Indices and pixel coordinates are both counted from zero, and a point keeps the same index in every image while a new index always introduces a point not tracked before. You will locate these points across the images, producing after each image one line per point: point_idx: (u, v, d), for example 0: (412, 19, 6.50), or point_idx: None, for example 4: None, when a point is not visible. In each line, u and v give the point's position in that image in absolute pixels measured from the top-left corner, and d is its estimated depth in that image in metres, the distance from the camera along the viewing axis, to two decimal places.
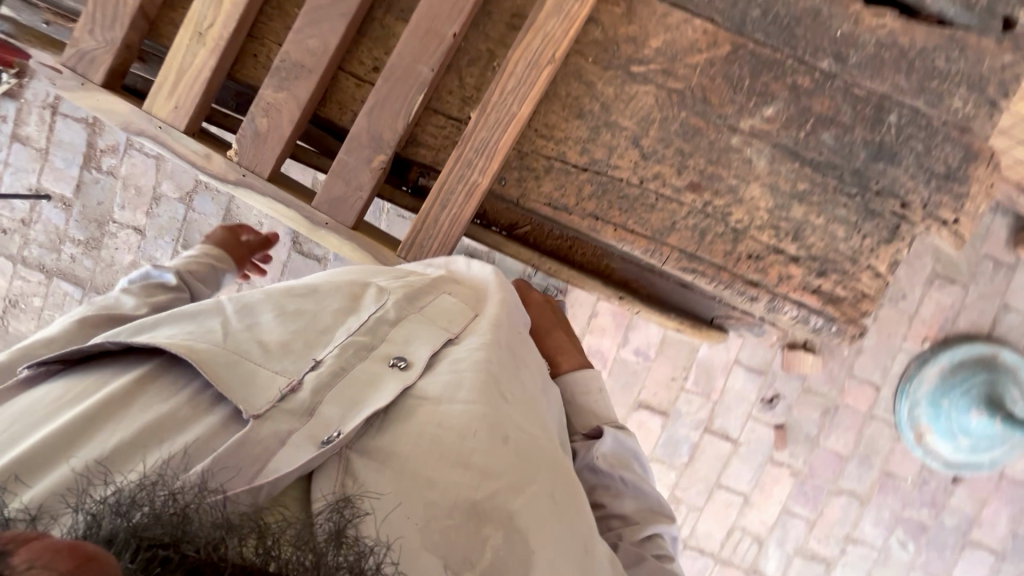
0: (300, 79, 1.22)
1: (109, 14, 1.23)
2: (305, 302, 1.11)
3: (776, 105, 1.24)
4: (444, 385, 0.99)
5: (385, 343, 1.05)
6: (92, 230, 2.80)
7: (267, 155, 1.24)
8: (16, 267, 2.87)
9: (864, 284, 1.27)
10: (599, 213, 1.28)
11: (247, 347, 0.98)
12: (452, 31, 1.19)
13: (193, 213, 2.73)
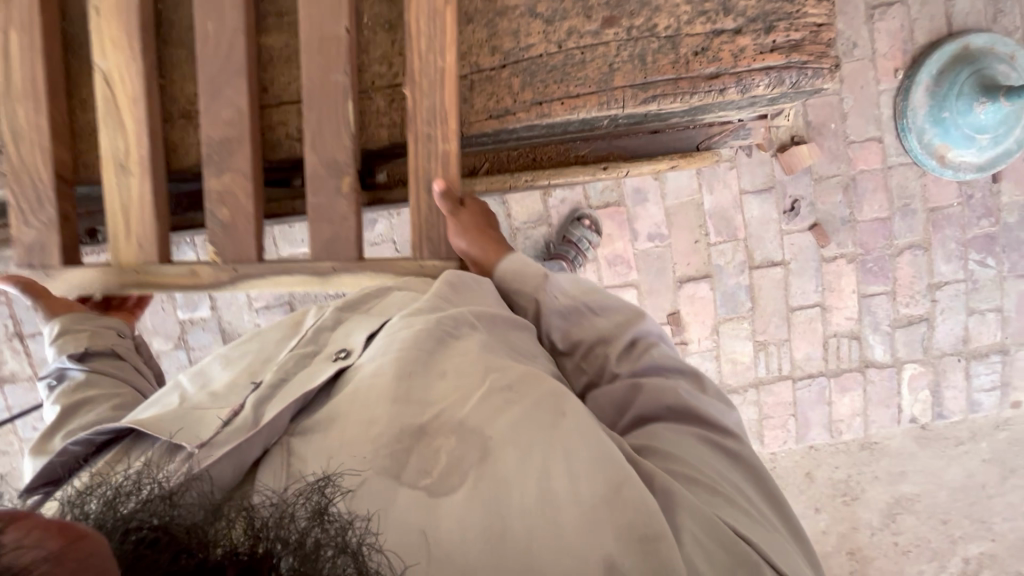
0: (234, 153, 1.41)
1: (33, 197, 1.50)
2: (250, 346, 1.19)
3: None
4: (378, 350, 1.07)
5: (327, 344, 1.14)
6: None
7: (245, 236, 1.44)
8: None
9: (812, 15, 1.23)
10: (540, 96, 1.26)
11: (200, 399, 1.04)
12: (342, 28, 1.34)
13: (194, 351, 2.70)
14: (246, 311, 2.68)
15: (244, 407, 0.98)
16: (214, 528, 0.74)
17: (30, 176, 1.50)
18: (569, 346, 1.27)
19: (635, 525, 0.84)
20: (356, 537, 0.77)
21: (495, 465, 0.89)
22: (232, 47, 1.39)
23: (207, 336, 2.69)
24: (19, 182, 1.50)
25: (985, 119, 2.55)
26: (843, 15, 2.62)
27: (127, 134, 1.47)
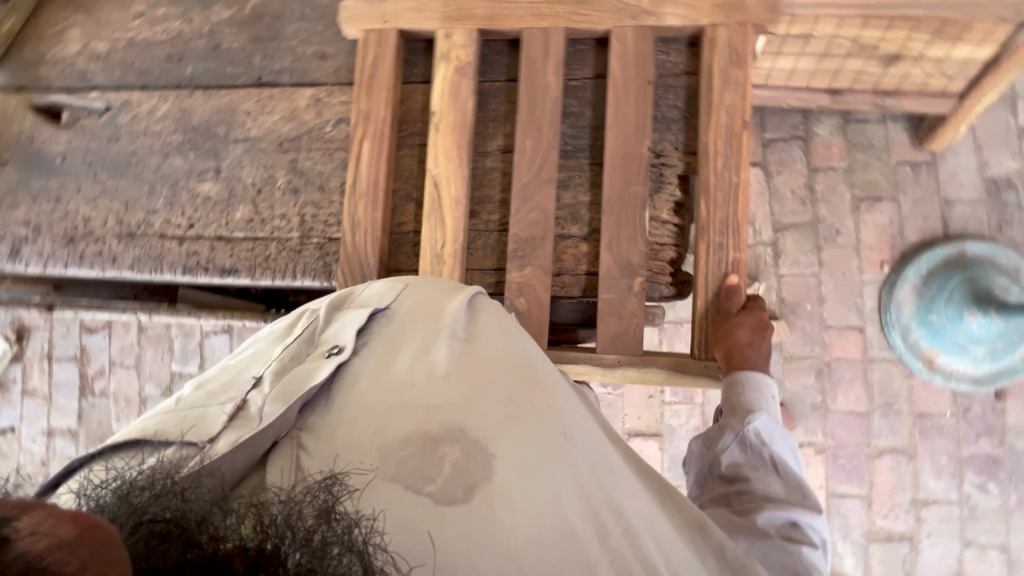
0: (537, 250, 1.31)
1: (358, 275, 1.37)
2: (250, 347, 1.01)
3: (585, 77, 1.40)
4: (377, 339, 0.92)
5: (323, 337, 0.94)
6: None
7: (539, 328, 1.29)
8: None
9: (727, 175, 1.28)
10: (502, 227, 1.39)
11: (196, 399, 0.86)
12: (644, 147, 1.30)
13: None
14: None
15: (254, 400, 0.81)
16: (238, 522, 0.56)
17: (360, 259, 1.37)
18: (735, 475, 1.10)
19: (627, 567, 0.75)
20: (362, 535, 0.61)
21: (500, 482, 0.75)
22: (547, 162, 1.32)
23: None
24: (347, 265, 1.37)
25: (979, 331, 2.33)
26: (826, 202, 2.62)
27: (446, 230, 1.35)
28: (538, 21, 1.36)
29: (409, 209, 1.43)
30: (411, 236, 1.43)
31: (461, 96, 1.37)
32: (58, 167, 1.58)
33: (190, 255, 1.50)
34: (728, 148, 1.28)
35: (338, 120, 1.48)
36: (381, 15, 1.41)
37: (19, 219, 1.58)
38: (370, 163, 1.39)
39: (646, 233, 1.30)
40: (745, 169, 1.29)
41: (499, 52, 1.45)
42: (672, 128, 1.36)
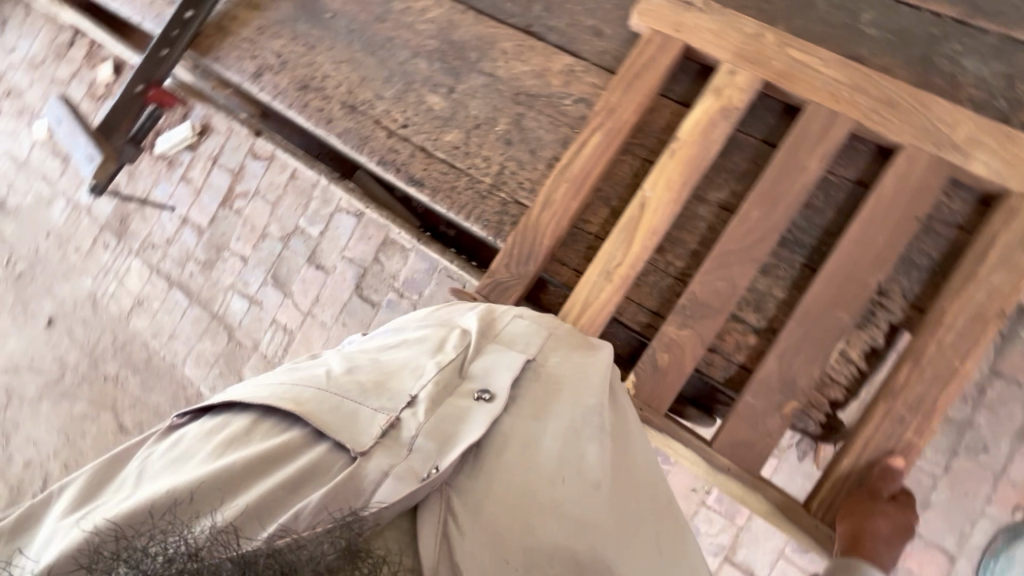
0: (707, 318, 1.23)
1: (526, 248, 1.35)
2: (399, 349, 1.19)
3: (847, 177, 1.27)
4: (525, 425, 1.07)
5: (468, 381, 1.11)
6: (211, 253, 3.40)
7: (667, 391, 1.23)
8: (151, 274, 3.50)
9: (950, 355, 1.12)
10: (681, 276, 1.32)
11: (348, 389, 1.05)
12: (875, 279, 1.17)
13: (286, 251, 3.26)
14: (336, 253, 3.15)
15: (406, 423, 1.01)
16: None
17: (535, 235, 1.35)
18: None
19: None
20: None
21: None
22: (764, 242, 1.22)
23: (301, 249, 3.23)
24: (522, 234, 1.36)
25: None
26: None
27: (628, 252, 1.29)
28: (831, 101, 1.24)
29: (601, 212, 1.39)
30: (590, 237, 1.38)
31: (713, 135, 1.29)
32: (325, 22, 1.70)
33: (390, 152, 1.57)
34: (967, 328, 1.12)
35: (580, 98, 1.45)
36: (677, 22, 1.35)
37: (275, 49, 1.73)
38: (591, 154, 1.35)
39: (827, 365, 1.18)
40: (975, 359, 1.12)
41: (770, 110, 1.34)
42: (910, 275, 1.21)
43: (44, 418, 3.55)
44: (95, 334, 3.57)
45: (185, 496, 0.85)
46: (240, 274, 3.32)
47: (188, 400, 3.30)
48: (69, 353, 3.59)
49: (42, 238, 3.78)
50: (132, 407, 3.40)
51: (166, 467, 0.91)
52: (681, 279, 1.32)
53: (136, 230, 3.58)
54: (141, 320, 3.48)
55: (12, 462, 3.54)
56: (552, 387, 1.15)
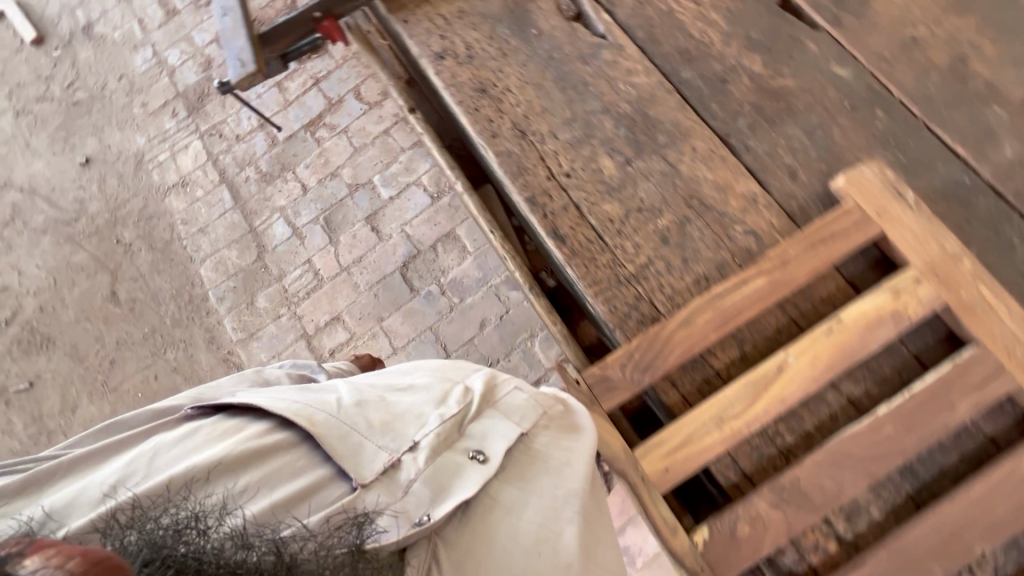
0: (801, 510, 1.18)
1: (647, 359, 1.29)
2: (405, 393, 1.35)
3: (983, 428, 1.24)
4: (507, 489, 1.21)
5: (465, 437, 1.26)
6: (274, 168, 3.29)
7: (735, 564, 1.17)
8: (207, 161, 3.37)
9: None
10: (786, 452, 1.27)
11: (359, 424, 1.25)
12: (979, 547, 1.13)
13: (349, 200, 3.17)
14: (397, 223, 3.08)
15: (409, 467, 1.20)
16: (241, 556, 0.88)
17: (661, 349, 1.29)
18: None
19: None
20: None
21: None
22: (887, 461, 1.18)
23: (364, 204, 3.14)
24: (646, 343, 1.30)
25: None
26: None
27: (748, 409, 1.24)
28: (1003, 354, 1.21)
29: (729, 352, 1.33)
30: (709, 373, 1.33)
31: (876, 332, 1.25)
32: (527, 37, 1.64)
33: (543, 196, 1.49)
34: None
35: (751, 229, 1.41)
36: (881, 207, 1.31)
37: (466, 39, 1.65)
38: (745, 297, 1.30)
39: None
40: None
41: (933, 328, 1.31)
42: (1009, 552, 1.18)
43: (38, 252, 3.37)
44: (125, 193, 3.41)
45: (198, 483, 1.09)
46: (294, 200, 3.21)
47: (190, 299, 3.16)
48: (91, 201, 3.43)
49: (115, 78, 3.64)
50: (132, 281, 3.25)
51: (180, 457, 1.16)
52: (785, 454, 1.27)
53: (210, 112, 3.44)
54: (177, 200, 3.34)
55: None
56: (534, 458, 1.26)
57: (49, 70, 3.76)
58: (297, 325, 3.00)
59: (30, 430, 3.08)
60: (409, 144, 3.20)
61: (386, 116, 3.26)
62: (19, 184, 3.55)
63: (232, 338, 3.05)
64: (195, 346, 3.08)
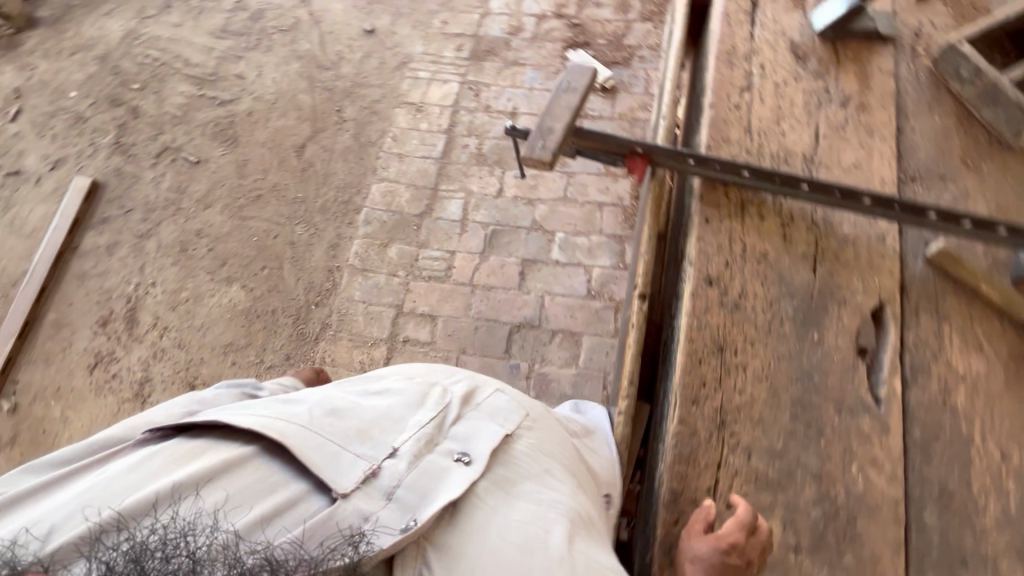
0: None
1: None
2: (376, 396, 1.27)
3: None
4: (497, 503, 1.14)
5: (446, 438, 1.21)
6: (491, 156, 3.28)
7: None
8: (449, 106, 3.42)
9: None
10: None
11: (328, 430, 1.14)
12: None
13: (523, 233, 3.09)
14: (542, 287, 2.97)
15: (384, 474, 1.12)
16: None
17: None
18: None
19: None
20: None
21: None
22: None
23: (531, 248, 3.06)
24: None
25: None
26: None
27: None
28: None
29: None
30: None
31: None
32: (802, 335, 1.40)
33: (687, 503, 1.28)
34: None
35: None
36: None
37: (744, 287, 1.45)
38: None
39: None
40: None
41: None
42: None
43: (282, 70, 3.62)
44: (373, 78, 3.56)
45: (166, 502, 0.99)
46: (483, 195, 3.20)
47: (346, 200, 3.27)
48: (347, 63, 3.62)
49: None
50: (321, 149, 3.41)
51: (137, 478, 1.03)
52: None
53: (483, 70, 3.48)
54: (403, 116, 3.44)
55: (235, 63, 3.66)
56: (517, 465, 1.21)
57: None
58: (399, 295, 3.02)
59: (168, 195, 3.37)
60: (608, 231, 3.06)
61: (612, 191, 3.13)
62: (313, 8, 3.81)
63: (348, 258, 3.13)
64: (318, 240, 3.20)
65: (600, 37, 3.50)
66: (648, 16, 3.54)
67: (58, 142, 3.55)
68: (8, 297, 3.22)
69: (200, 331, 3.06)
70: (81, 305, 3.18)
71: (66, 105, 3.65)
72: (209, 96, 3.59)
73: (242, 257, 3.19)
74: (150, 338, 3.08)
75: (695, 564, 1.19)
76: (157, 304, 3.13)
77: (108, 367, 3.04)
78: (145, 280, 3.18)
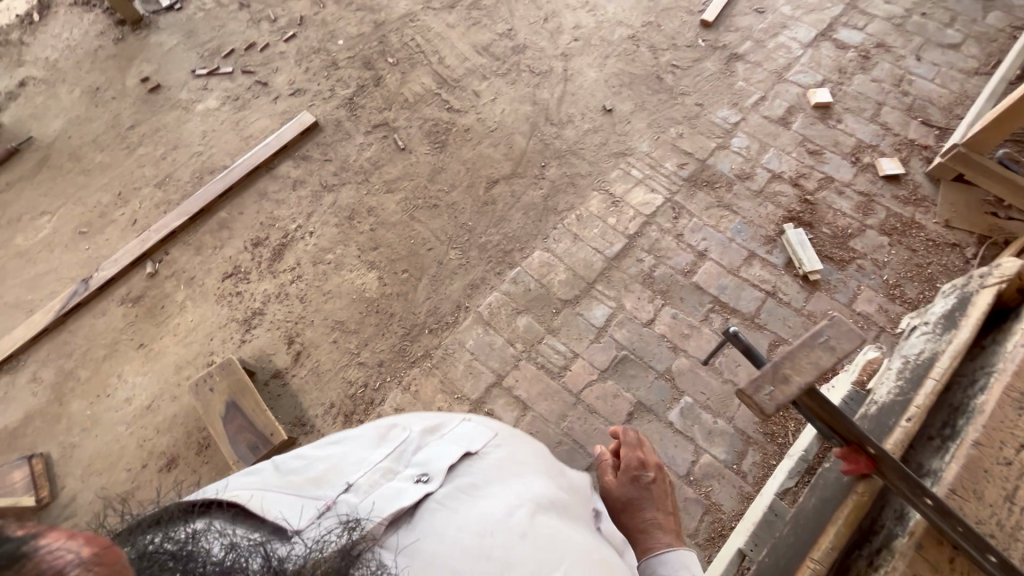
0: None
1: None
2: (336, 438, 1.43)
3: None
4: (454, 501, 1.24)
5: (404, 463, 1.34)
6: (659, 283, 3.12)
7: None
8: (643, 215, 3.32)
9: None
10: None
11: (279, 480, 1.27)
12: None
13: (651, 375, 2.89)
14: None
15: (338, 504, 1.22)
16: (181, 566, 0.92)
17: None
18: None
19: None
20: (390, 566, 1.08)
21: None
22: None
23: (651, 394, 2.84)
24: None
25: None
26: None
27: None
28: None
29: None
30: None
31: None
32: None
33: None
34: None
35: None
36: None
37: None
38: None
39: None
40: None
41: None
42: None
43: (513, 107, 3.74)
44: (588, 153, 3.56)
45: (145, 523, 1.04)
46: (632, 316, 3.04)
47: (505, 250, 3.26)
48: (573, 127, 3.65)
49: (694, 100, 3.70)
50: (509, 192, 3.45)
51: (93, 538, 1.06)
52: None
53: (693, 200, 3.35)
54: (597, 202, 3.39)
55: (478, 81, 3.84)
56: (476, 471, 1.34)
57: (681, 41, 3.94)
58: (506, 366, 2.94)
59: (364, 165, 3.58)
60: (737, 424, 2.76)
61: None
62: (569, 64, 3.90)
63: (479, 305, 3.11)
64: (462, 272, 3.22)
65: (826, 226, 3.24)
66: (889, 229, 3.21)
67: (306, 76, 3.92)
68: (201, 182, 3.57)
69: (325, 296, 3.18)
70: (248, 219, 3.44)
71: (330, 48, 4.02)
72: (442, 98, 3.79)
73: (391, 251, 3.30)
74: (283, 278, 3.25)
75: (627, 508, 1.82)
76: (304, 253, 3.31)
77: (238, 283, 3.24)
78: (308, 226, 3.39)
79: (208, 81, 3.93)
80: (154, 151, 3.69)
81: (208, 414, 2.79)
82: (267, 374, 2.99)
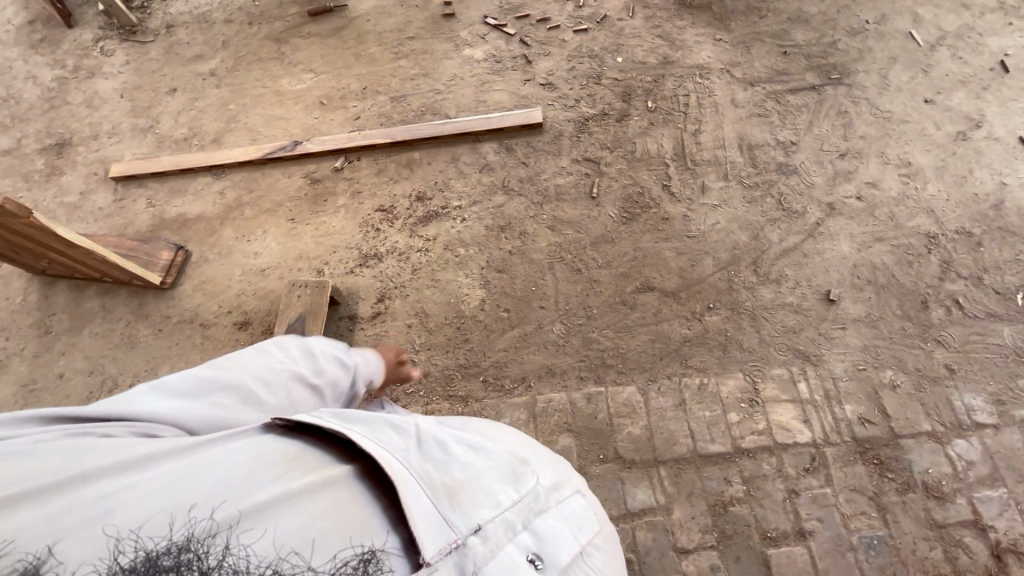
0: None
1: None
2: (474, 448, 1.28)
3: None
4: None
5: (528, 530, 1.14)
6: (726, 521, 2.52)
7: None
8: (771, 438, 2.66)
9: None
10: None
11: (417, 479, 1.15)
12: None
13: None
14: None
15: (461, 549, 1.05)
16: None
17: None
18: None
19: None
20: None
21: None
22: None
23: None
24: None
25: None
26: None
27: None
28: None
29: None
30: None
31: None
32: None
33: None
34: None
35: None
36: None
37: None
38: None
39: None
40: None
41: None
42: None
43: (729, 226, 3.18)
44: (767, 329, 2.90)
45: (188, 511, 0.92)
46: (670, 529, 2.52)
47: (604, 361, 2.90)
48: (773, 290, 2.99)
49: (945, 360, 2.75)
50: (655, 308, 3.01)
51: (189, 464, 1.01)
52: None
53: (843, 467, 2.58)
54: (733, 385, 2.79)
55: (716, 177, 3.32)
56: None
57: (991, 281, 2.91)
58: None
59: (550, 189, 3.40)
60: None
61: None
62: (827, 220, 3.14)
63: (541, 393, 2.86)
64: (552, 351, 2.96)
65: None
66: None
67: (567, 75, 3.77)
68: (421, 117, 3.75)
69: (432, 283, 3.20)
70: (429, 172, 3.55)
71: (606, 60, 3.79)
72: (667, 171, 3.37)
73: (511, 284, 3.15)
74: (416, 242, 3.33)
75: None
76: (446, 233, 3.34)
77: (382, 222, 3.42)
78: (466, 213, 3.39)
79: (489, 32, 4.02)
80: (409, 69, 3.96)
81: (283, 313, 3.07)
82: (345, 312, 3.18)
